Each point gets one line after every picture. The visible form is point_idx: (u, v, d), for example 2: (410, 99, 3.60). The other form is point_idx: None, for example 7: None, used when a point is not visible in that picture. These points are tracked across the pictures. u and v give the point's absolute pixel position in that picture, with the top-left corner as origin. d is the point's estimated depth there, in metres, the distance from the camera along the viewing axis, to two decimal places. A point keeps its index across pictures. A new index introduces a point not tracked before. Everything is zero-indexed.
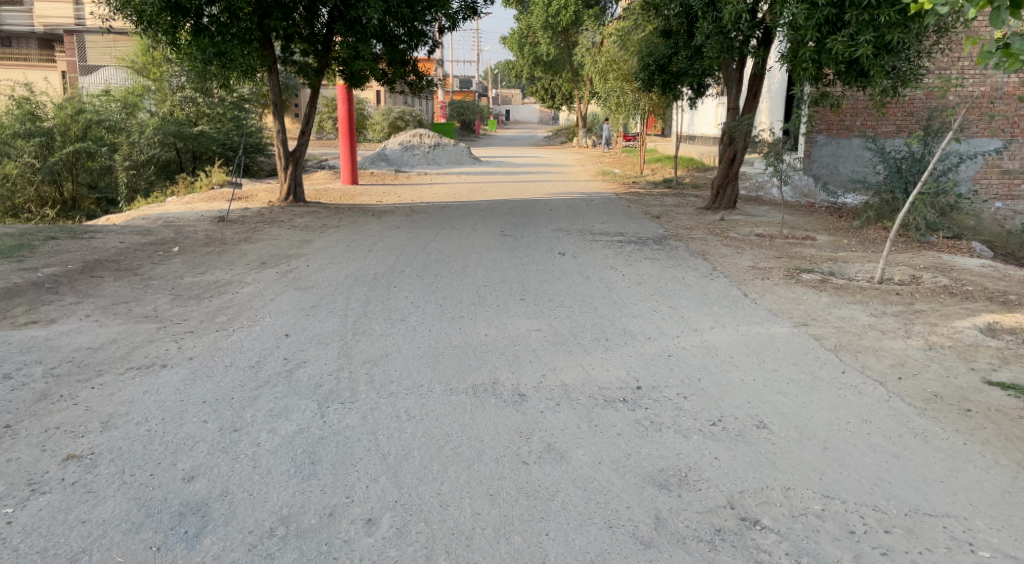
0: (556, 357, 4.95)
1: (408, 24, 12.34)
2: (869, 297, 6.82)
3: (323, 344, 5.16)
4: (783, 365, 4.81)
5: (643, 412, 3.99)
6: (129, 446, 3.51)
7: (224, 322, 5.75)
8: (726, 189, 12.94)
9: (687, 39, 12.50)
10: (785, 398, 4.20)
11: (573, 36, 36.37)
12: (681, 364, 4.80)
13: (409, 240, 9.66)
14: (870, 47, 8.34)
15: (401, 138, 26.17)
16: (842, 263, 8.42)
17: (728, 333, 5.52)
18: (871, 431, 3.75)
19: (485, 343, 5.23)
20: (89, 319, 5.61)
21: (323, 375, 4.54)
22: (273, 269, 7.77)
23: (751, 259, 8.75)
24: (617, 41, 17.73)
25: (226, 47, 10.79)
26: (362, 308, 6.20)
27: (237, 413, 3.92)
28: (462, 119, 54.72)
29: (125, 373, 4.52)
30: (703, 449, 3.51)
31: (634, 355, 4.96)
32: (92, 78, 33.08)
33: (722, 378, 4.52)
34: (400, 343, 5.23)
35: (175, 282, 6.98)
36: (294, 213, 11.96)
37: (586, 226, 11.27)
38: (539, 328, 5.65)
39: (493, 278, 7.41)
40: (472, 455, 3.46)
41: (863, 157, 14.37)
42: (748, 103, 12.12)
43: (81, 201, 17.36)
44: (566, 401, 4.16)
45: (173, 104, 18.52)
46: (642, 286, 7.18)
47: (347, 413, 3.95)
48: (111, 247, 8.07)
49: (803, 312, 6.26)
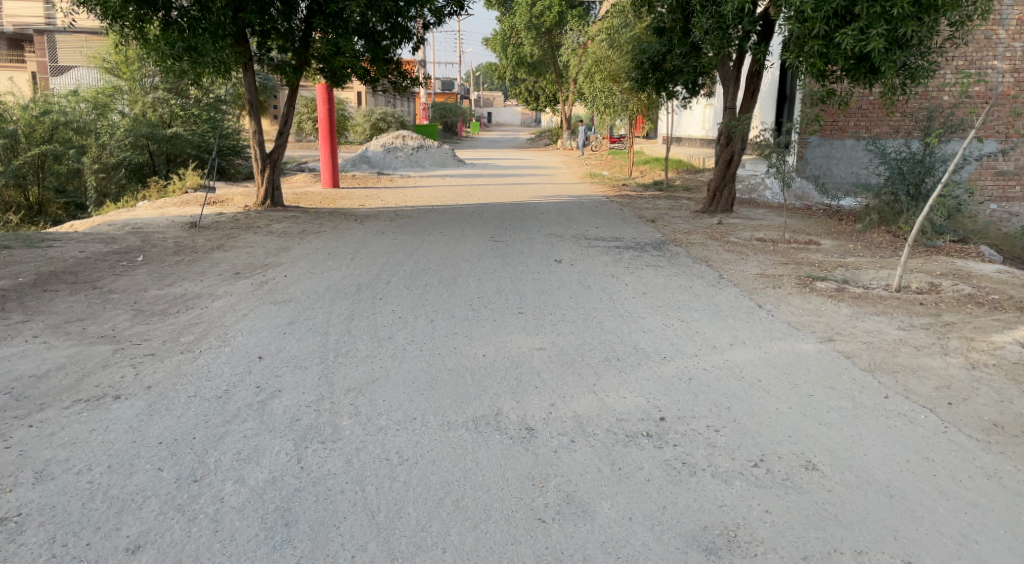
0: (566, 381, 4.42)
1: (391, 19, 11.74)
2: (891, 308, 6.37)
3: (302, 369, 4.58)
4: (818, 388, 4.32)
5: (672, 449, 3.49)
6: (65, 505, 2.87)
7: (189, 343, 5.12)
8: (722, 192, 12.47)
9: (682, 36, 12.06)
10: (828, 430, 3.75)
11: (558, 37, 36.07)
12: (706, 389, 4.28)
13: (394, 247, 9.07)
14: (882, 41, 7.88)
15: (383, 139, 25.52)
16: (855, 270, 8.00)
17: (750, 351, 5.02)
18: (937, 472, 3.33)
19: (484, 366, 4.67)
20: (36, 341, 4.95)
21: (301, 407, 3.96)
22: (247, 280, 7.16)
23: (757, 265, 8.30)
24: (605, 40, 17.26)
25: (197, 42, 10.14)
26: (346, 324, 5.61)
27: (199, 457, 3.30)
28: (445, 122, 54.35)
29: (72, 406, 3.88)
30: (750, 499, 3.05)
31: (653, 379, 4.45)
32: (64, 78, 31.86)
33: (753, 405, 4.04)
34: (388, 366, 4.66)
35: (138, 295, 6.33)
36: (272, 217, 11.35)
37: (580, 230, 10.74)
38: (542, 346, 5.10)
39: (487, 288, 6.88)
40: (479, 511, 2.92)
41: (859, 159, 14.03)
42: (746, 102, 11.67)
43: (47, 206, 16.57)
44: (583, 436, 3.63)
45: (146, 105, 17.69)
46: (647, 297, 6.66)
47: (329, 456, 3.37)
48: (70, 257, 7.38)
49: (825, 325, 5.79)
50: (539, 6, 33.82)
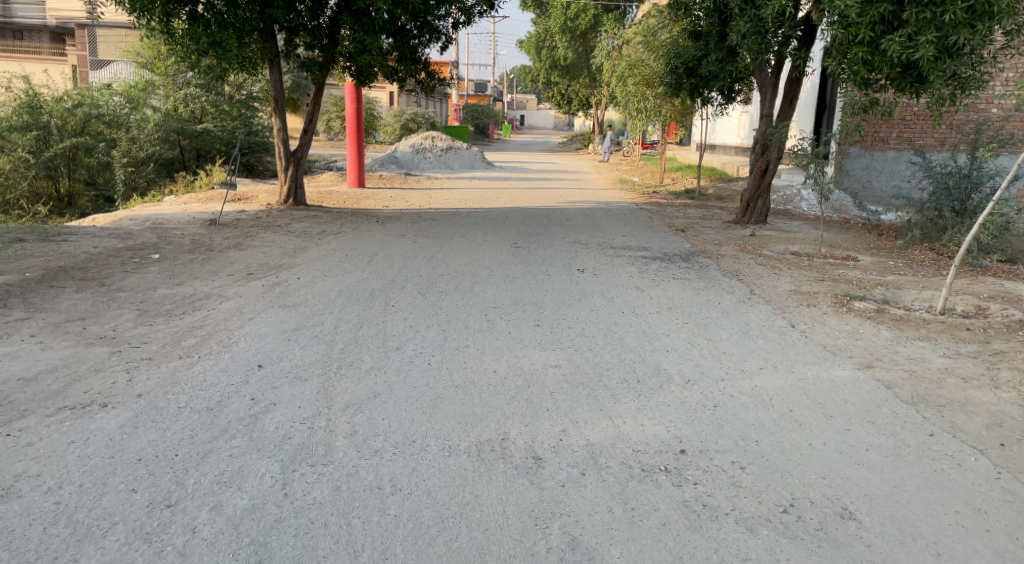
0: (579, 404, 4.11)
1: (421, 17, 11.54)
2: (935, 332, 5.94)
3: (301, 380, 4.34)
4: (856, 423, 3.94)
5: (692, 489, 3.16)
6: (24, 530, 2.68)
7: (189, 347, 4.94)
8: (756, 203, 12.03)
9: (719, 40, 11.65)
10: (866, 472, 3.38)
11: (592, 41, 35.74)
12: (732, 419, 3.94)
13: (413, 251, 8.85)
14: (932, 48, 7.43)
15: (412, 139, 25.46)
16: (897, 289, 7.55)
17: (781, 377, 4.66)
18: (992, 527, 2.96)
19: (493, 384, 4.38)
20: (32, 341, 4.82)
21: (295, 423, 3.72)
22: (259, 281, 6.98)
23: (791, 281, 7.90)
24: (641, 43, 16.94)
25: (222, 37, 9.94)
26: (354, 332, 5.37)
27: (177, 478, 3.09)
28: (476, 123, 54.36)
29: (54, 415, 3.71)
30: (778, 553, 2.71)
31: (673, 405, 4.12)
32: (102, 72, 33.11)
33: (784, 439, 3.68)
34: (392, 380, 4.39)
35: (146, 294, 6.21)
36: (293, 216, 11.22)
37: (606, 239, 10.40)
38: (557, 364, 4.79)
39: (504, 297, 6.60)
40: (473, 555, 2.65)
41: (901, 171, 13.44)
42: (784, 110, 11.24)
43: (76, 199, 16.69)
44: (594, 470, 3.32)
45: (178, 100, 17.85)
46: (672, 312, 6.32)
47: (316, 482, 3.12)
48: (82, 252, 7.29)
49: (863, 349, 5.41)
50: (574, 9, 33.59)
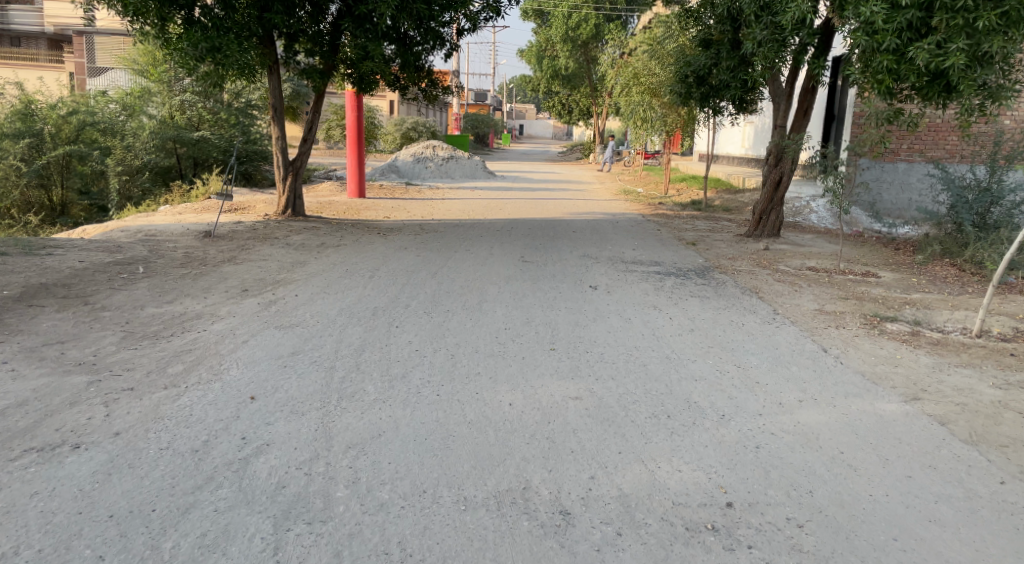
0: (607, 444, 3.70)
1: (424, 23, 11.19)
2: (978, 358, 5.55)
3: (297, 415, 3.92)
4: (916, 468, 3.54)
5: (747, 555, 2.76)
6: None
7: (176, 375, 4.53)
8: (769, 215, 11.63)
9: (731, 48, 11.31)
10: (940, 531, 2.98)
11: (594, 50, 35.50)
12: (778, 462, 3.54)
13: (417, 265, 8.46)
14: (963, 56, 7.08)
15: (413, 148, 25.14)
16: (927, 309, 7.16)
17: (823, 411, 4.26)
18: None
19: (509, 420, 3.96)
20: (4, 369, 4.43)
21: (291, 468, 3.32)
22: (254, 298, 6.58)
23: (815, 300, 7.50)
24: (647, 52, 16.65)
25: (221, 42, 9.56)
26: (355, 358, 4.95)
27: (153, 542, 2.71)
28: (476, 132, 54.16)
29: (20, 459, 3.32)
30: None
31: (711, 445, 3.71)
32: (100, 80, 32.95)
33: (841, 490, 3.28)
34: (398, 415, 3.97)
35: (132, 314, 5.81)
36: (291, 228, 10.84)
37: (616, 253, 10.02)
38: (577, 395, 4.38)
39: (515, 317, 6.20)
40: None
41: (916, 183, 13.07)
42: (799, 120, 10.88)
43: (69, 208, 16.34)
44: (632, 529, 2.92)
45: (174, 107, 17.35)
46: (695, 334, 5.91)
47: (314, 547, 2.72)
48: (67, 267, 6.90)
49: (904, 378, 5.01)
50: (576, 18, 33.36)
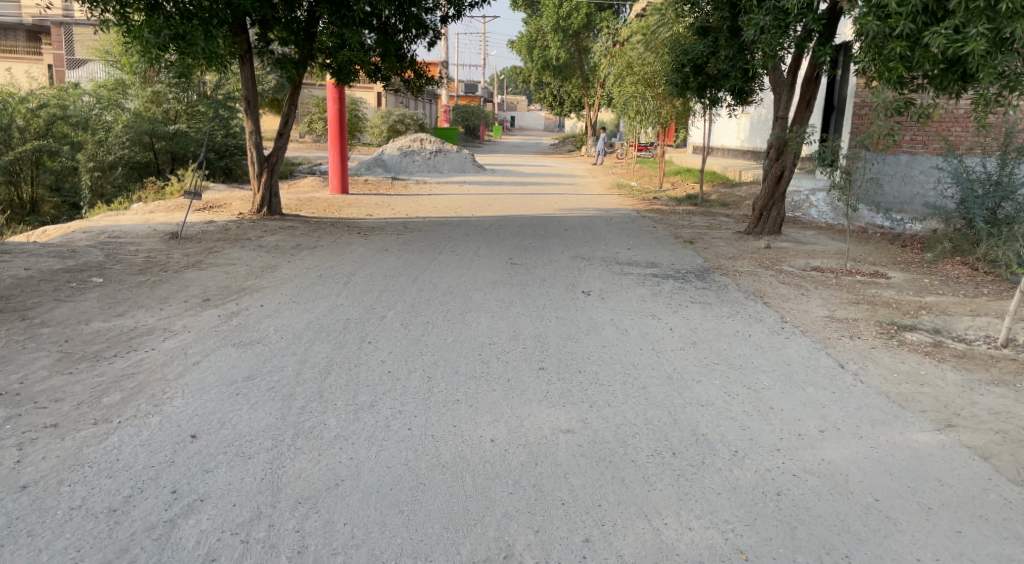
0: (604, 493, 3.15)
1: (405, 9, 10.57)
2: (1009, 374, 5.03)
3: (242, 459, 3.36)
4: (965, 520, 3.03)
5: None
6: None
7: (111, 407, 3.95)
8: (770, 211, 11.09)
9: (729, 35, 10.74)
10: None
11: (585, 40, 34.92)
12: (805, 515, 3.01)
13: (397, 269, 7.88)
14: (984, 41, 6.47)
15: (401, 141, 24.51)
16: (945, 315, 6.65)
17: (849, 445, 3.73)
18: None
19: (488, 462, 3.42)
20: None
21: (227, 532, 2.76)
22: (215, 309, 6.00)
23: (824, 304, 6.97)
24: (640, 41, 16.05)
25: (185, 30, 8.94)
26: (318, 383, 4.38)
27: None
28: (466, 124, 53.50)
29: None
30: None
31: (725, 493, 3.18)
32: (78, 72, 32.09)
33: (882, 554, 2.76)
34: (361, 457, 3.42)
35: (74, 330, 5.23)
36: (267, 228, 10.24)
37: (609, 253, 9.47)
38: (569, 428, 3.83)
39: (500, 330, 5.64)
40: None
41: (920, 176, 12.56)
42: (801, 112, 10.34)
43: (39, 205, 15.68)
44: None
45: (149, 99, 16.90)
46: (699, 349, 5.36)
47: None
48: (10, 276, 6.29)
49: (934, 399, 4.49)
50: (567, 7, 32.71)
